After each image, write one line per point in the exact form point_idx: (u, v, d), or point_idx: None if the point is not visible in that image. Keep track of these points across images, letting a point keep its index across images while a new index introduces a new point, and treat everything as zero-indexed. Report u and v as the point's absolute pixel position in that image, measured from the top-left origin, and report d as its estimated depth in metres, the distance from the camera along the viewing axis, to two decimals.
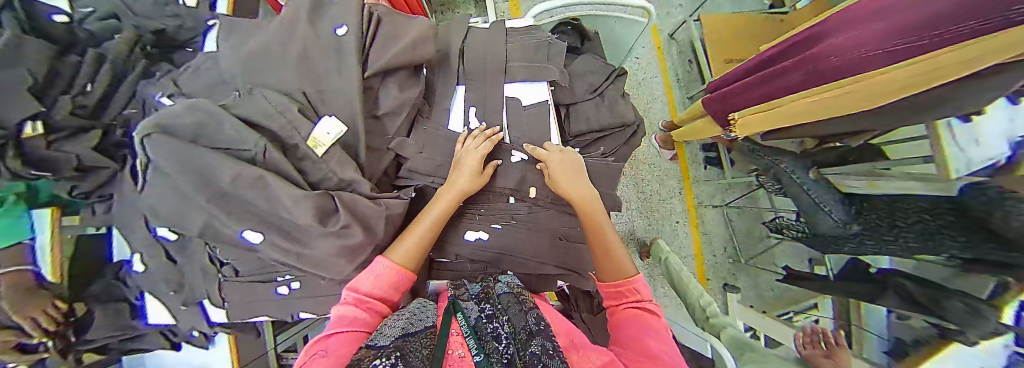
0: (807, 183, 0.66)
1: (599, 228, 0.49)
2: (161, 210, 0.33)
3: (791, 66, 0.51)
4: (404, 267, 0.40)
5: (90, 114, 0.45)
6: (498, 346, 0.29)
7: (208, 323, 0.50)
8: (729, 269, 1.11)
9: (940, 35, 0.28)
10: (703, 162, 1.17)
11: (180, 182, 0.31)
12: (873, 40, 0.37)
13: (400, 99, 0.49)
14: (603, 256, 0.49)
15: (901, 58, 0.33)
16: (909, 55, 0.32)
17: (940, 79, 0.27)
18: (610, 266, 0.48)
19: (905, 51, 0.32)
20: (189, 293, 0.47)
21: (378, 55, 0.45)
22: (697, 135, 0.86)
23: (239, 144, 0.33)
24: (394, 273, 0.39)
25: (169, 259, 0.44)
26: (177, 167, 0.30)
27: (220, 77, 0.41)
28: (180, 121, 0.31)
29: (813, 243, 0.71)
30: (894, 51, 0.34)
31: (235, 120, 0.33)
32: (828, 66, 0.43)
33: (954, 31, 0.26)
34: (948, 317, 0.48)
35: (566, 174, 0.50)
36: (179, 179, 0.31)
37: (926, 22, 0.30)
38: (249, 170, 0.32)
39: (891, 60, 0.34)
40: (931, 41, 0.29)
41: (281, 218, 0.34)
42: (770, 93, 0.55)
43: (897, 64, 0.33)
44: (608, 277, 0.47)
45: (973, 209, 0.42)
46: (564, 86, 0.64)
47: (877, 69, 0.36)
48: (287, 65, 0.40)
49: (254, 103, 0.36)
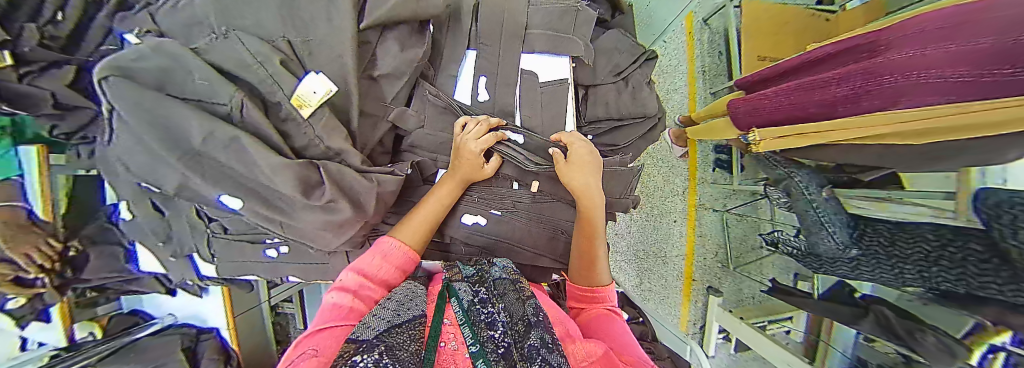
0: (818, 201, 0.63)
1: (593, 239, 0.47)
2: (136, 166, 0.31)
3: (833, 80, 0.46)
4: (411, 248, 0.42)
5: (63, 47, 0.40)
6: (493, 334, 0.29)
7: (198, 274, 0.52)
8: (715, 273, 1.05)
9: (1007, 76, 0.24)
10: (712, 164, 1.06)
11: (147, 136, 0.28)
12: (927, 65, 0.32)
13: (401, 58, 0.45)
14: (583, 257, 0.48)
15: (964, 94, 0.28)
16: (973, 91, 0.27)
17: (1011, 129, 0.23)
18: (589, 271, 0.47)
19: (969, 88, 0.28)
20: (177, 246, 0.45)
21: (376, 5, 0.40)
22: (713, 135, 0.81)
23: (212, 97, 0.31)
24: (403, 253, 0.41)
25: (158, 210, 0.41)
26: (137, 119, 0.27)
27: (177, 4, 0.35)
28: (142, 64, 0.28)
29: (806, 261, 0.71)
30: (950, 85, 0.29)
31: (204, 67, 0.30)
32: (873, 87, 0.39)
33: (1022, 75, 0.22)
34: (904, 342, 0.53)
35: (583, 166, 0.47)
36: (144, 134, 0.28)
37: (987, 58, 0.26)
38: (222, 129, 0.29)
39: (948, 93, 0.29)
40: (997, 79, 0.25)
41: (262, 185, 0.33)
42: (806, 106, 0.50)
43: (956, 101, 0.29)
44: (583, 280, 0.47)
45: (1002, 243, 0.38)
46: (587, 64, 0.59)
47: (928, 99, 0.31)
48: (267, 6, 0.35)
49: (229, 50, 0.33)
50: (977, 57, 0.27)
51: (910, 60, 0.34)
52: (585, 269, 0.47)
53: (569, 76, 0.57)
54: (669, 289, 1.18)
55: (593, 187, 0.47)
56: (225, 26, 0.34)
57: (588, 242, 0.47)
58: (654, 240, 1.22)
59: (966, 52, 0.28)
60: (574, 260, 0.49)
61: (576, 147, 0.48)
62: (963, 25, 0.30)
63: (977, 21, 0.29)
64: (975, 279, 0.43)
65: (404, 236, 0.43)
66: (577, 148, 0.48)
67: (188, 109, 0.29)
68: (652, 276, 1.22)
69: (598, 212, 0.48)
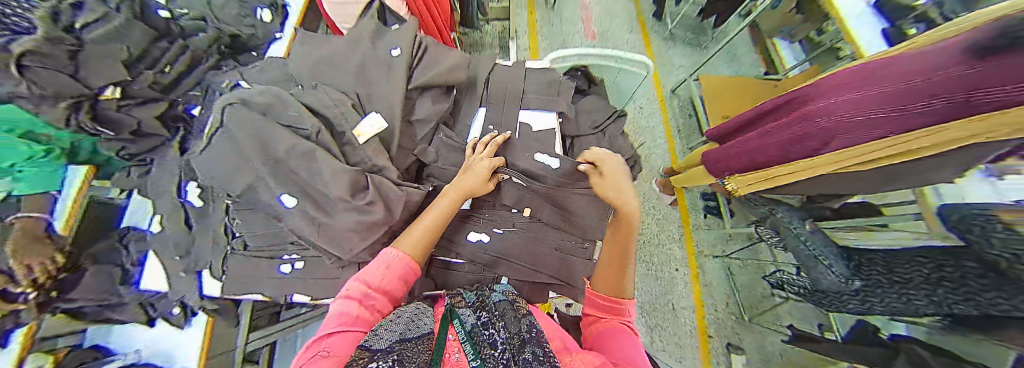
0: (806, 235, 0.68)
1: (624, 247, 0.49)
2: (213, 173, 0.35)
3: (775, 128, 0.58)
4: (411, 258, 0.41)
5: (163, 89, 0.50)
6: (494, 352, 0.28)
7: (200, 295, 0.47)
8: (731, 327, 1.00)
9: (961, 100, 0.32)
10: (703, 210, 1.15)
11: (246, 145, 0.35)
12: (857, 107, 0.43)
13: (433, 109, 0.55)
14: (610, 267, 0.48)
15: (913, 121, 0.37)
16: (919, 117, 0.36)
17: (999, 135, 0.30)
18: (616, 281, 0.47)
19: (914, 115, 0.37)
20: (193, 261, 0.45)
21: (422, 74, 0.53)
22: (694, 182, 0.90)
23: (300, 124, 0.38)
24: (403, 264, 0.40)
25: (187, 225, 0.44)
26: (246, 134, 0.35)
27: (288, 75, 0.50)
28: (256, 99, 0.38)
29: (815, 299, 0.69)
30: (894, 116, 0.39)
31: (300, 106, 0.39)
32: (820, 128, 0.49)
33: (979, 96, 0.30)
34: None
35: (615, 180, 0.50)
36: (244, 143, 0.35)
37: (925, 94, 0.35)
38: (303, 144, 0.36)
39: (895, 122, 0.39)
40: (947, 104, 0.33)
41: (319, 191, 0.37)
42: (761, 149, 0.61)
43: (911, 126, 0.37)
44: (606, 290, 0.46)
45: (985, 249, 0.41)
46: (570, 118, 0.69)
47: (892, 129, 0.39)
48: (348, 72, 0.49)
49: (317, 96, 0.44)
50: (910, 94, 0.37)
51: (835, 106, 0.46)
52: (612, 278, 0.47)
53: (555, 127, 0.64)
54: (684, 349, 1.01)
55: (624, 199, 0.50)
56: (314, 80, 0.48)
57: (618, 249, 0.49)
58: (662, 292, 1.08)
59: (894, 93, 0.39)
60: (601, 266, 0.49)
61: (605, 163, 0.52)
62: (863, 81, 0.44)
63: (880, 76, 0.41)
64: (982, 295, 0.41)
65: (404, 247, 0.41)
66: (607, 166, 0.51)
67: (285, 134, 0.36)
68: (663, 332, 1.05)
69: (632, 223, 0.50)
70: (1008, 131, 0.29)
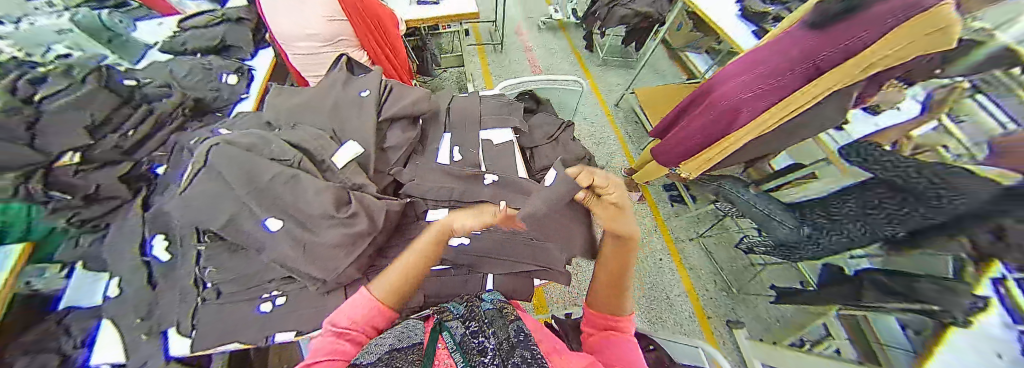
0: (754, 199, 0.73)
1: (620, 273, 0.43)
2: (192, 210, 0.35)
3: (703, 112, 0.78)
4: (383, 302, 0.35)
5: None
6: (484, 359, 0.29)
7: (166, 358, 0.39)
8: (727, 304, 1.02)
9: (834, 55, 0.55)
10: (668, 200, 1.26)
11: (230, 176, 0.36)
12: (763, 79, 0.65)
13: (403, 137, 0.57)
14: (609, 290, 0.44)
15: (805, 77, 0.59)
16: (809, 73, 0.59)
17: (867, 67, 0.52)
18: (613, 300, 0.43)
19: (806, 73, 0.59)
20: (154, 323, 0.39)
21: (390, 106, 0.57)
22: (654, 175, 0.99)
23: (282, 155, 0.41)
24: (374, 308, 0.34)
25: (148, 285, 0.41)
26: (232, 168, 0.37)
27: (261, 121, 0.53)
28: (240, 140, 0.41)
29: (779, 252, 0.73)
30: (792, 77, 0.61)
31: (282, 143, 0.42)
32: (737, 103, 0.69)
33: (846, 49, 0.53)
34: (920, 299, 0.43)
35: (617, 213, 0.39)
36: (229, 174, 0.36)
37: (807, 59, 0.58)
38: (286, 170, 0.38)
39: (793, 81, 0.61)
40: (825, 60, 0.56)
41: (301, 210, 0.37)
42: (702, 128, 0.78)
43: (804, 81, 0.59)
44: (605, 309, 0.44)
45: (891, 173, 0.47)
46: (525, 132, 0.73)
47: (791, 88, 0.61)
48: (321, 113, 0.53)
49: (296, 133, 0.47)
50: (798, 62, 0.60)
51: (745, 84, 0.68)
52: (610, 299, 0.43)
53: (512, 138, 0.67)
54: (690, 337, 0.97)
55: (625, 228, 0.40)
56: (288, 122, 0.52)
57: (613, 274, 0.43)
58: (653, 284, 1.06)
59: (784, 65, 0.62)
60: (597, 289, 0.45)
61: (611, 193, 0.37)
62: (753, 68, 0.68)
63: (764, 62, 0.66)
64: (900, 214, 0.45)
65: (379, 287, 0.36)
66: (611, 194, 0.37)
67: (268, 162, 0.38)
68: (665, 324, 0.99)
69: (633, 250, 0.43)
70: (871, 66, 0.52)
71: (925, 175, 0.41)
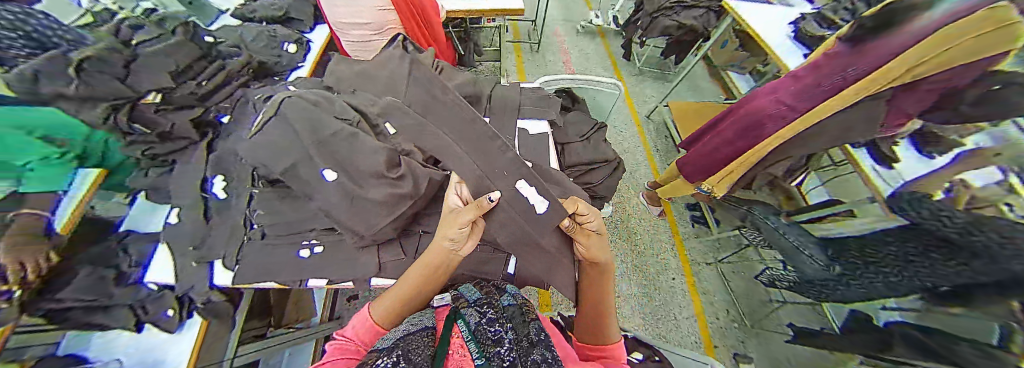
0: (783, 227, 0.69)
1: (601, 300, 0.43)
2: (264, 152, 0.40)
3: (733, 124, 0.80)
4: (380, 323, 0.37)
5: None
6: (500, 350, 0.28)
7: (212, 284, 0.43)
8: (737, 335, 0.98)
9: (863, 68, 0.57)
10: (690, 220, 1.24)
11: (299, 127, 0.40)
12: (796, 93, 0.67)
13: None
14: (593, 317, 0.42)
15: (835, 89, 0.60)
16: (839, 86, 0.60)
17: (901, 73, 0.51)
18: (596, 325, 0.42)
19: (836, 86, 0.60)
20: (205, 252, 0.44)
21: None
22: (680, 192, 0.96)
23: (343, 114, 0.44)
24: (371, 328, 0.36)
25: (204, 216, 0.45)
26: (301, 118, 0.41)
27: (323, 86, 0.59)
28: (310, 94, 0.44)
29: (804, 289, 0.69)
30: (823, 91, 0.62)
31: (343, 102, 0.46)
32: (773, 112, 0.71)
33: (874, 61, 0.55)
34: None
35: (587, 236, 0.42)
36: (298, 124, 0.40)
37: (837, 74, 0.61)
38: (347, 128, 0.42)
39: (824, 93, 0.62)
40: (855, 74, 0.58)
41: (355, 167, 0.40)
42: (730, 140, 0.79)
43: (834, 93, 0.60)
44: (589, 339, 0.41)
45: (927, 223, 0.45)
46: (560, 126, 0.75)
47: (823, 97, 0.62)
48: (378, 85, 0.57)
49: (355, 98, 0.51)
50: (828, 78, 0.62)
51: (777, 99, 0.71)
52: (593, 326, 0.42)
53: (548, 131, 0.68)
54: None
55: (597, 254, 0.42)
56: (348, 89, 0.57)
57: (597, 302, 0.43)
58: (661, 302, 1.05)
59: (815, 81, 0.65)
60: (580, 318, 0.44)
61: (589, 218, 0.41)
62: (786, 85, 0.71)
63: (797, 81, 0.69)
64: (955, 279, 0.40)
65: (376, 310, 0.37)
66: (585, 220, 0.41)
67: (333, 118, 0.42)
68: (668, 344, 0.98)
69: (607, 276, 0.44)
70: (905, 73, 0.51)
71: (982, 232, 0.37)
